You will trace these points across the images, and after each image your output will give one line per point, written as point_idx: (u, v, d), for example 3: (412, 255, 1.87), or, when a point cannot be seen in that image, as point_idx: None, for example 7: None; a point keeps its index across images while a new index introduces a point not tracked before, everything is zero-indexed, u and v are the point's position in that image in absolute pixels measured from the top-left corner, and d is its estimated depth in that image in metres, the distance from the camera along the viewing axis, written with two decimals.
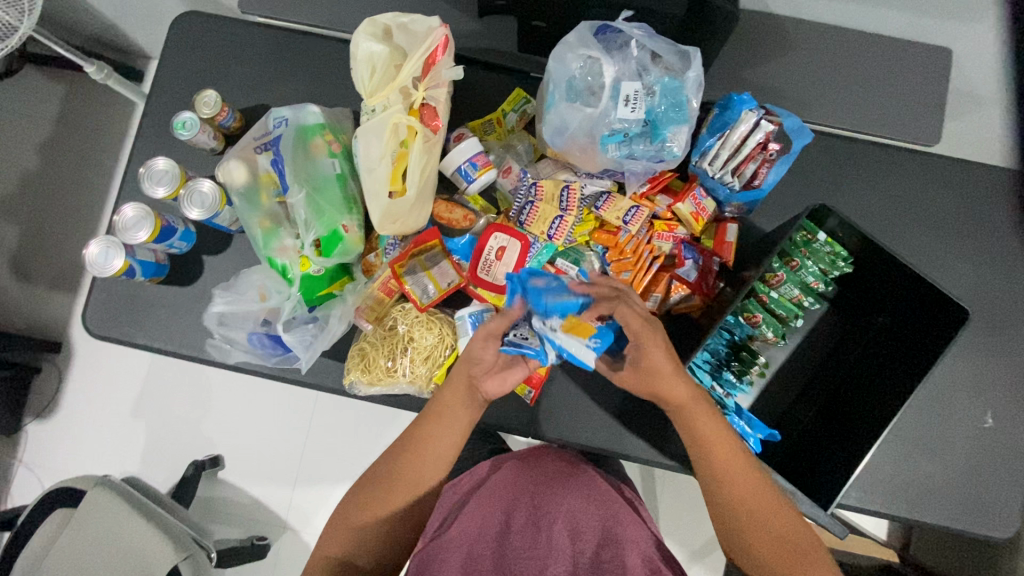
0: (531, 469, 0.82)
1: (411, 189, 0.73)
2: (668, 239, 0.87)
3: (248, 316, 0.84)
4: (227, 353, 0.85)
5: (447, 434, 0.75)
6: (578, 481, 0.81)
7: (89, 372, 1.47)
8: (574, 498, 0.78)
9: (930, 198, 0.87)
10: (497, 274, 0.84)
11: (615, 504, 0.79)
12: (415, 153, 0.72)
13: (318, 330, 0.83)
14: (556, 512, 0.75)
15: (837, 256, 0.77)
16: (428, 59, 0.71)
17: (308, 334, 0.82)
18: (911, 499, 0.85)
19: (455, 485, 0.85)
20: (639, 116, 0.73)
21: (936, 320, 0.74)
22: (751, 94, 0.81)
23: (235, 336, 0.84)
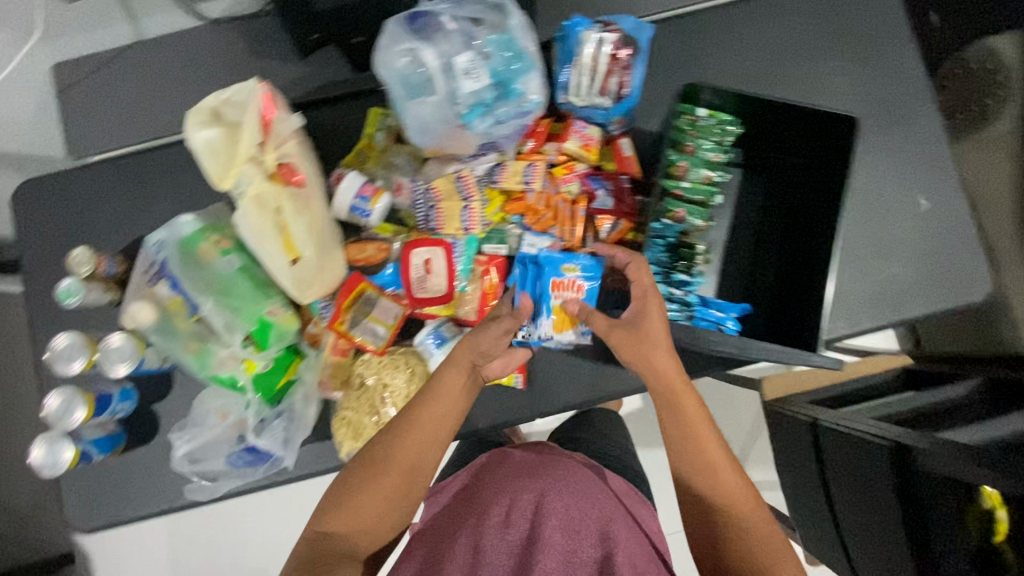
0: (528, 462, 0.86)
1: (304, 252, 0.71)
2: (572, 180, 0.87)
3: (214, 445, 0.80)
4: (215, 486, 0.82)
5: (437, 429, 0.71)
6: (576, 477, 0.83)
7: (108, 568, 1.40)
8: (570, 489, 0.80)
9: (789, 29, 0.88)
10: (435, 286, 0.83)
11: (610, 506, 0.80)
12: (293, 216, 0.69)
13: (288, 421, 0.80)
14: (556, 499, 0.76)
15: (724, 123, 0.79)
16: (262, 121, 0.67)
17: (282, 431, 0.80)
18: (888, 303, 0.89)
19: (456, 479, 0.88)
20: (486, 82, 0.71)
21: (829, 139, 0.78)
22: (582, 16, 0.83)
23: (215, 468, 0.81)
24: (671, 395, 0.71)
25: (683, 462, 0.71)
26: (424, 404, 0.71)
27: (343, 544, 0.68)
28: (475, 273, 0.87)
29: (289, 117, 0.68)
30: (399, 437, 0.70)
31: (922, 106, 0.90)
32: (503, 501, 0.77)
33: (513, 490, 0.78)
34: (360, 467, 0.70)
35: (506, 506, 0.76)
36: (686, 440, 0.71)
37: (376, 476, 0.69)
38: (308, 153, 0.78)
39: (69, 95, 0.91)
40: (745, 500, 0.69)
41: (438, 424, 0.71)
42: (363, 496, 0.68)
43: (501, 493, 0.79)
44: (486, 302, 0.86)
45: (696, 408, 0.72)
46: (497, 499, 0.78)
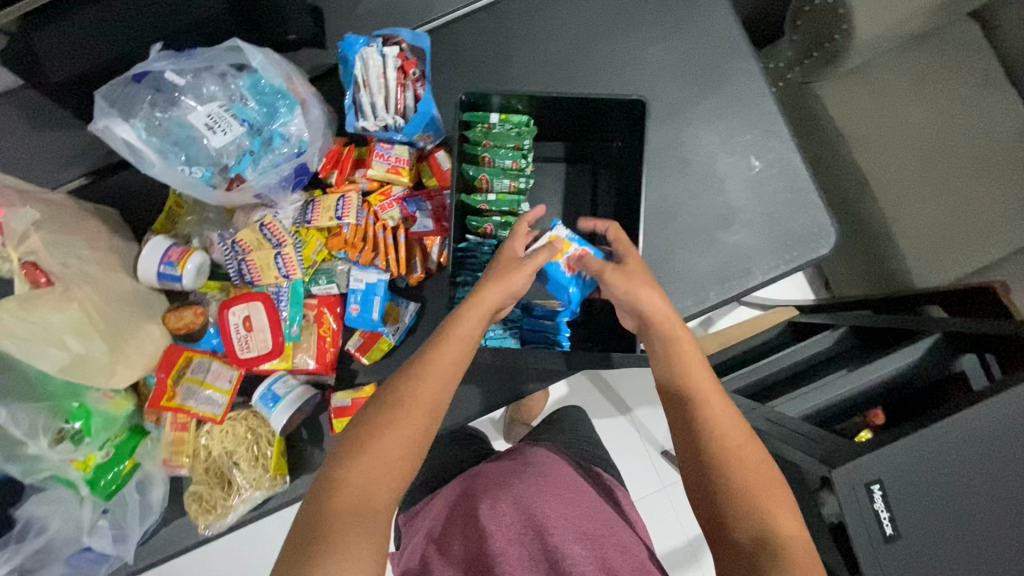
0: (500, 468, 0.79)
1: (71, 345, 0.67)
2: (391, 205, 0.83)
3: (40, 556, 0.78)
4: None
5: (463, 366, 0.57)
6: (558, 472, 0.77)
7: None
8: (547, 483, 0.73)
9: (588, 11, 0.84)
10: (259, 343, 0.80)
11: (591, 498, 0.74)
12: (40, 314, 0.64)
13: (120, 518, 0.80)
14: (504, 501, 0.71)
15: (519, 125, 0.75)
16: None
17: (112, 528, 0.80)
18: (736, 273, 0.85)
19: (430, 505, 0.81)
20: (238, 133, 0.67)
21: (629, 119, 0.78)
22: (356, 33, 0.78)
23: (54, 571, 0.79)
24: (675, 345, 0.60)
25: (673, 398, 0.58)
26: (462, 314, 0.57)
27: (352, 496, 0.49)
28: (307, 318, 0.84)
29: (24, 212, 0.64)
30: (443, 364, 0.55)
31: (738, 64, 0.86)
32: (469, 517, 0.71)
33: (472, 504, 0.73)
34: (410, 384, 0.54)
35: (467, 522, 0.71)
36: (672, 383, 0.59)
37: (412, 417, 0.53)
38: (91, 231, 0.74)
39: None
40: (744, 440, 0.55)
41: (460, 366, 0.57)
42: (399, 435, 0.52)
43: (464, 509, 0.73)
44: (326, 344, 0.83)
45: (695, 352, 0.59)
46: (460, 515, 0.73)
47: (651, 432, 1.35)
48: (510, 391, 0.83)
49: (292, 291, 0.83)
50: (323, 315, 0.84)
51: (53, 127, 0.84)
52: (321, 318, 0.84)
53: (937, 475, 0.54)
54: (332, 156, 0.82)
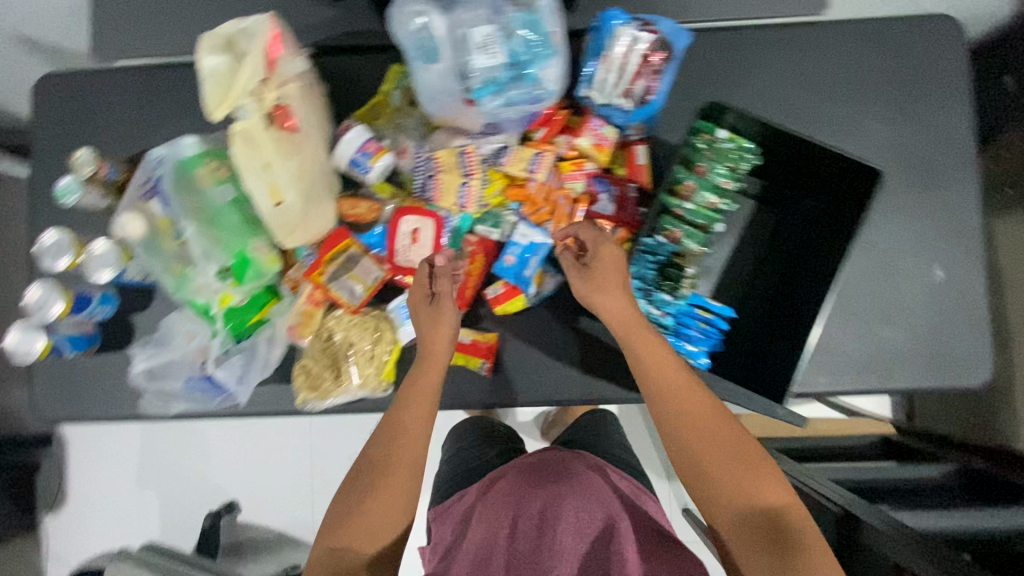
0: (527, 468, 0.85)
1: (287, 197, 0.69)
2: (579, 177, 0.84)
3: (169, 366, 0.84)
4: (166, 405, 0.84)
5: (423, 408, 0.73)
6: (582, 474, 0.83)
7: (97, 454, 1.62)
8: (571, 483, 0.80)
9: (836, 67, 0.84)
10: (418, 257, 0.83)
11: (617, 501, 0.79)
12: (278, 158, 0.67)
13: (248, 360, 0.83)
14: (539, 497, 0.77)
15: (743, 149, 0.76)
16: (265, 57, 0.66)
17: (241, 367, 0.83)
18: (880, 370, 0.84)
19: (460, 500, 0.88)
20: (501, 60, 0.69)
21: (845, 185, 0.75)
22: (621, 10, 0.80)
23: (171, 387, 0.83)
24: (657, 393, 0.67)
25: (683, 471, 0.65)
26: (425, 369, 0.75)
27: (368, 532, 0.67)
28: (462, 252, 0.86)
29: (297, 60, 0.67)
30: (406, 407, 0.73)
31: (960, 172, 0.84)
32: (507, 501, 0.79)
33: (508, 497, 0.79)
34: (394, 437, 0.72)
35: (503, 512, 0.77)
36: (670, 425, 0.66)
37: (387, 474, 0.69)
38: (316, 99, 0.77)
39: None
40: (745, 463, 0.63)
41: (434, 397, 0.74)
42: (383, 498, 0.68)
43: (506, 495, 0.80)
44: (469, 283, 0.85)
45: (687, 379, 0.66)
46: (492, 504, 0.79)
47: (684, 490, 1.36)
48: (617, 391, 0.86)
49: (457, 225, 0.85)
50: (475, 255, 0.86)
51: None
52: (475, 257, 0.86)
53: None
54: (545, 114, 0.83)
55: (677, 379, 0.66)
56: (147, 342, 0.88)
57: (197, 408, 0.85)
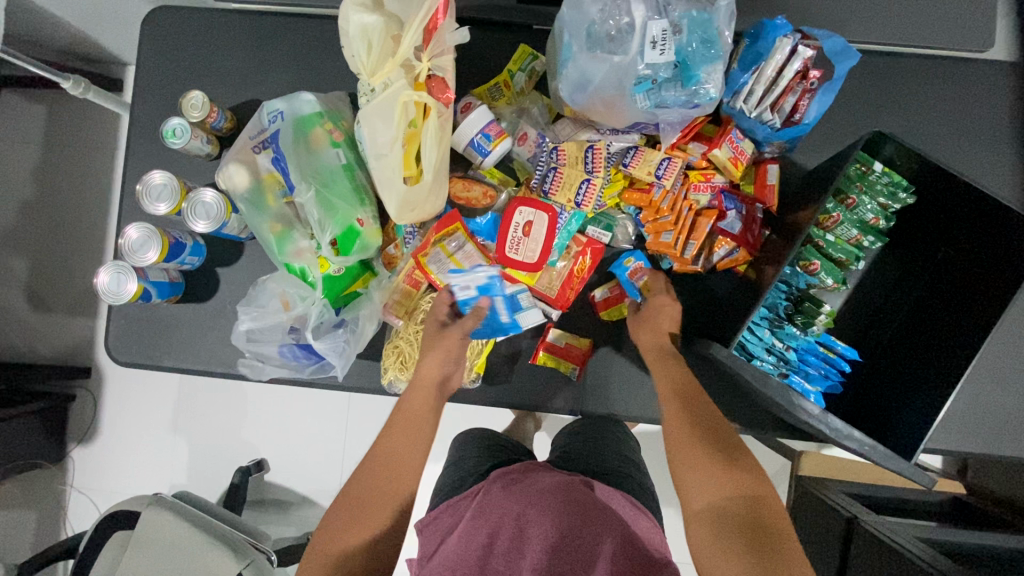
0: (509, 482, 0.70)
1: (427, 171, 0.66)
2: (706, 190, 0.80)
3: (270, 329, 0.78)
4: (261, 370, 0.80)
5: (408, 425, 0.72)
6: (559, 484, 0.69)
7: (122, 392, 1.56)
8: (552, 490, 0.67)
9: (991, 111, 0.79)
10: (527, 252, 0.79)
11: (610, 516, 0.65)
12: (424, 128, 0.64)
13: (350, 333, 0.78)
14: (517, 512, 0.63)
15: (898, 186, 0.70)
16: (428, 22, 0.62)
17: (344, 339, 0.78)
18: (990, 435, 0.80)
19: (451, 513, 0.71)
20: (670, 59, 0.65)
21: (999, 241, 0.67)
22: (785, 19, 0.74)
23: (266, 352, 0.79)
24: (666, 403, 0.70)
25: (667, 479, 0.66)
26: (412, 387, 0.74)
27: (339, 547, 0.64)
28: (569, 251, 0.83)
29: (458, 30, 0.63)
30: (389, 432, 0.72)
31: None
32: (487, 510, 0.65)
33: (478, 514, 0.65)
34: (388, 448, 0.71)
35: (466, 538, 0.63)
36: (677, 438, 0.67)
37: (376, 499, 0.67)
38: None
39: None
40: (728, 465, 0.63)
41: (426, 407, 0.73)
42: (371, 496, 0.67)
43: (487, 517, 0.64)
44: (574, 283, 0.82)
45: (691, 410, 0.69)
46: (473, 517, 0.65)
47: None
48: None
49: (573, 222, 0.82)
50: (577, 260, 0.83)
51: None
52: (582, 257, 0.82)
53: None
54: None
55: (666, 397, 0.70)
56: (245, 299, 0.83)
57: (289, 375, 0.81)
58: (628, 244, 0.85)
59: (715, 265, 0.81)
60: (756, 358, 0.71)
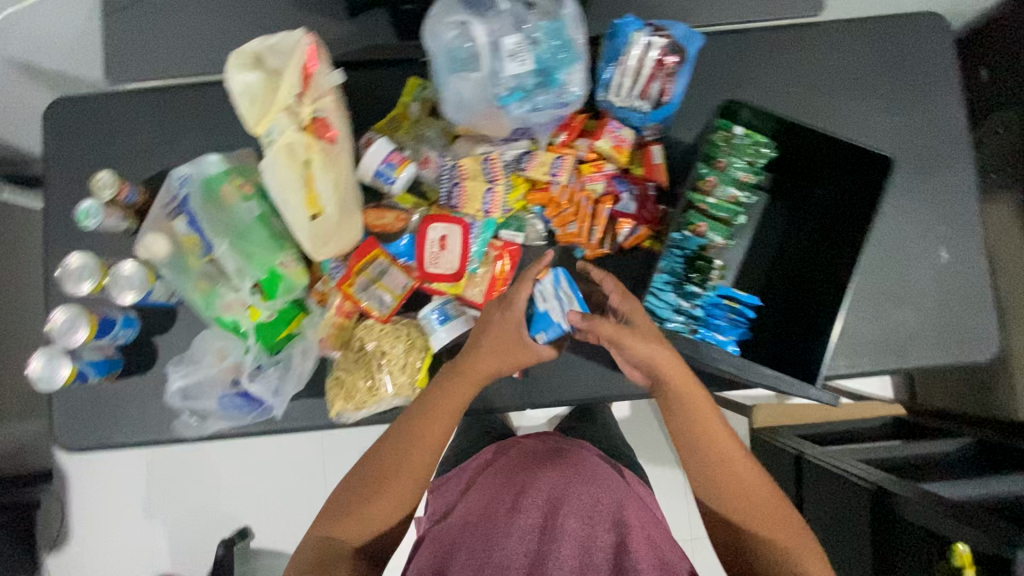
0: (533, 453, 0.94)
1: (329, 209, 0.71)
2: (600, 179, 0.87)
3: (202, 385, 0.82)
4: (202, 425, 0.83)
5: (426, 447, 0.76)
6: (580, 461, 0.91)
7: (90, 487, 1.52)
8: (572, 469, 0.89)
9: (835, 64, 0.88)
10: (446, 263, 0.84)
11: (619, 489, 0.87)
12: (318, 170, 0.69)
13: (282, 375, 0.82)
14: (542, 482, 0.86)
15: (759, 144, 0.78)
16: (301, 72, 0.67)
17: (277, 378, 0.82)
18: (894, 349, 0.88)
19: (461, 473, 0.99)
20: (530, 66, 0.71)
21: (860, 173, 0.77)
22: (635, 16, 0.82)
23: (205, 407, 0.83)
24: (712, 437, 0.72)
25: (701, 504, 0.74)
26: (442, 404, 0.76)
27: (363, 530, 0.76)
28: (488, 256, 0.88)
29: (331, 73, 0.68)
30: (402, 448, 0.76)
31: (959, 157, 0.89)
32: (511, 477, 0.88)
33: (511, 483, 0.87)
34: (399, 459, 0.76)
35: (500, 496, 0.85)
36: (700, 452, 0.72)
37: (388, 485, 0.76)
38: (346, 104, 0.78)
39: (115, 21, 0.90)
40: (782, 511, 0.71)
41: (444, 428, 0.77)
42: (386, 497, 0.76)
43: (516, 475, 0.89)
44: (498, 284, 0.88)
45: (720, 429, 0.73)
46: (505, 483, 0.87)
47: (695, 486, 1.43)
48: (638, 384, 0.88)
49: (484, 228, 0.87)
50: (496, 263, 0.87)
51: (324, 11, 0.91)
52: (502, 260, 0.87)
53: None
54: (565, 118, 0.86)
55: (716, 431, 0.72)
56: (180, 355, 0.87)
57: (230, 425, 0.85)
58: (542, 242, 0.90)
59: (624, 244, 0.87)
60: (667, 320, 0.77)
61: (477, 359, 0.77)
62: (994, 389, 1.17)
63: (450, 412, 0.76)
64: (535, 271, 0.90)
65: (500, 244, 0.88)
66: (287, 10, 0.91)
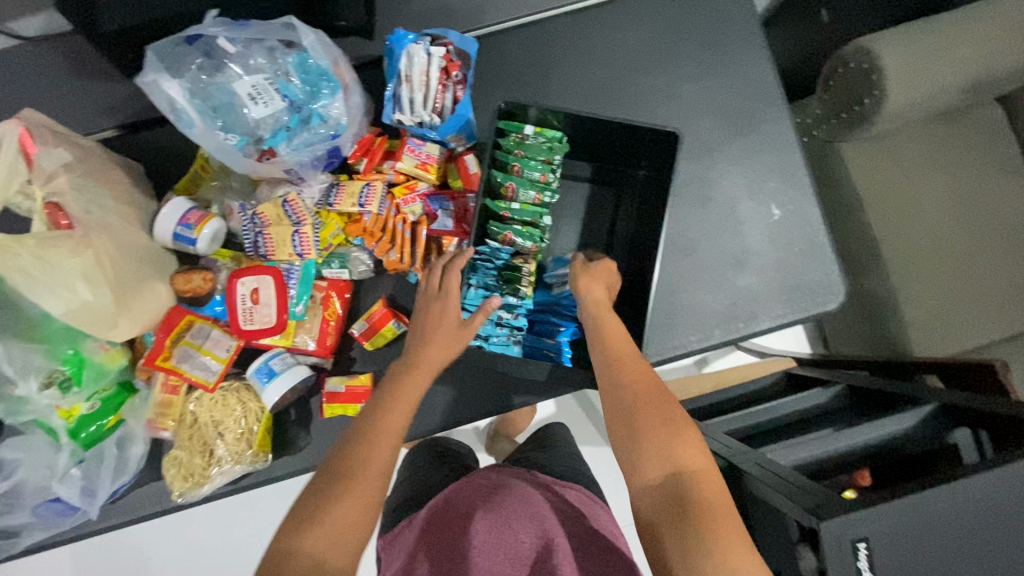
0: (478, 489, 0.75)
1: (81, 290, 0.66)
2: (414, 200, 0.84)
3: (5, 501, 0.77)
4: (16, 540, 0.79)
5: (388, 444, 0.60)
6: (534, 494, 0.74)
7: None
8: (527, 504, 0.71)
9: (630, 41, 0.87)
10: (263, 317, 0.80)
11: (582, 527, 0.69)
12: (55, 254, 0.63)
13: (95, 474, 0.77)
14: (489, 519, 0.67)
15: (551, 140, 0.78)
16: (22, 154, 0.64)
17: (84, 479, 0.77)
18: (745, 315, 0.86)
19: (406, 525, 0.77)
20: (279, 107, 0.68)
21: (659, 149, 0.78)
22: (407, 29, 0.79)
23: (17, 521, 0.78)
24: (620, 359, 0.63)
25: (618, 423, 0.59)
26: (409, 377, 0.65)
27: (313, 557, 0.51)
28: (314, 299, 0.84)
29: (56, 153, 0.65)
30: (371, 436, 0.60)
31: (771, 111, 0.88)
32: (453, 522, 0.69)
33: (455, 526, 0.68)
34: (362, 444, 0.59)
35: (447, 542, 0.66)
36: (618, 392, 0.61)
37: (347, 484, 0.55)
38: (115, 180, 0.75)
39: None
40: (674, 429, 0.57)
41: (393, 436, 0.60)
42: (353, 495, 0.55)
43: (441, 522, 0.71)
44: (330, 328, 0.83)
45: (637, 367, 0.62)
46: (445, 532, 0.68)
47: None
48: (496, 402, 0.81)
49: (304, 270, 0.82)
50: (327, 304, 0.83)
51: (98, 75, 0.86)
52: (328, 301, 0.83)
53: (940, 543, 0.54)
54: (364, 144, 0.82)
55: (633, 356, 0.64)
56: None
57: (51, 534, 0.80)
58: (370, 273, 0.85)
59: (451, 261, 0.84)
60: (492, 337, 0.78)
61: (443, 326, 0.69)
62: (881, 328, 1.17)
63: (412, 400, 0.64)
64: (369, 304, 0.86)
65: (322, 288, 0.84)
66: (58, 80, 0.85)
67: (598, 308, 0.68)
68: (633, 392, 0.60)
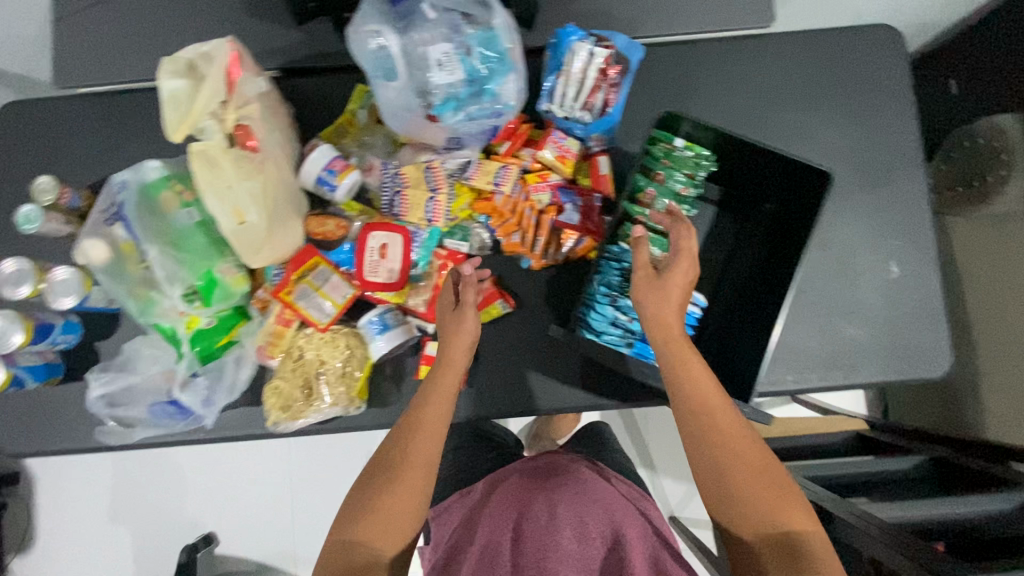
0: (533, 471, 0.82)
1: (252, 213, 0.70)
2: (544, 189, 0.86)
3: (132, 391, 0.82)
4: (129, 432, 0.83)
5: (431, 439, 0.66)
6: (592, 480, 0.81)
7: (48, 493, 1.45)
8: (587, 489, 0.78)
9: (781, 76, 0.88)
10: (386, 272, 0.83)
11: (639, 517, 0.76)
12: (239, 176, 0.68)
13: (215, 381, 0.81)
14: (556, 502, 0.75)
15: (699, 157, 0.81)
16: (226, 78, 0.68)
17: (206, 389, 0.81)
18: (845, 365, 0.86)
19: (462, 499, 0.85)
20: (460, 76, 0.72)
21: (803, 188, 0.78)
22: (577, 26, 0.82)
23: (134, 414, 0.82)
24: (697, 403, 0.63)
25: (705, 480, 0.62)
26: (443, 376, 0.70)
27: (366, 553, 0.62)
28: (431, 266, 0.86)
29: (254, 82, 0.71)
30: (414, 430, 0.67)
31: (908, 169, 0.88)
32: (513, 501, 0.77)
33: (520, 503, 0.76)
34: (410, 438, 0.66)
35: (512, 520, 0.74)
36: (698, 451, 0.63)
37: (401, 477, 0.64)
38: (280, 118, 0.79)
39: (67, 25, 0.90)
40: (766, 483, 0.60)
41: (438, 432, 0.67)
42: (402, 490, 0.63)
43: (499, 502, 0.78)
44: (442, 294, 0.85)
45: (717, 414, 0.63)
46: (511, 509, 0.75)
47: (665, 494, 1.35)
48: (576, 399, 0.84)
49: (431, 234, 0.85)
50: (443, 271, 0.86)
51: (271, 17, 0.91)
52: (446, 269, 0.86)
53: None
54: (510, 128, 0.86)
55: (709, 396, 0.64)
56: (104, 361, 0.87)
57: (162, 432, 0.84)
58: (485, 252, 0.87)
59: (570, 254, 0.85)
60: (605, 333, 0.81)
61: (459, 327, 0.72)
62: (958, 409, 1.15)
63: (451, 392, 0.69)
64: None
65: (445, 252, 0.86)
66: (235, 16, 0.91)
67: (667, 341, 0.66)
68: (710, 453, 0.62)
